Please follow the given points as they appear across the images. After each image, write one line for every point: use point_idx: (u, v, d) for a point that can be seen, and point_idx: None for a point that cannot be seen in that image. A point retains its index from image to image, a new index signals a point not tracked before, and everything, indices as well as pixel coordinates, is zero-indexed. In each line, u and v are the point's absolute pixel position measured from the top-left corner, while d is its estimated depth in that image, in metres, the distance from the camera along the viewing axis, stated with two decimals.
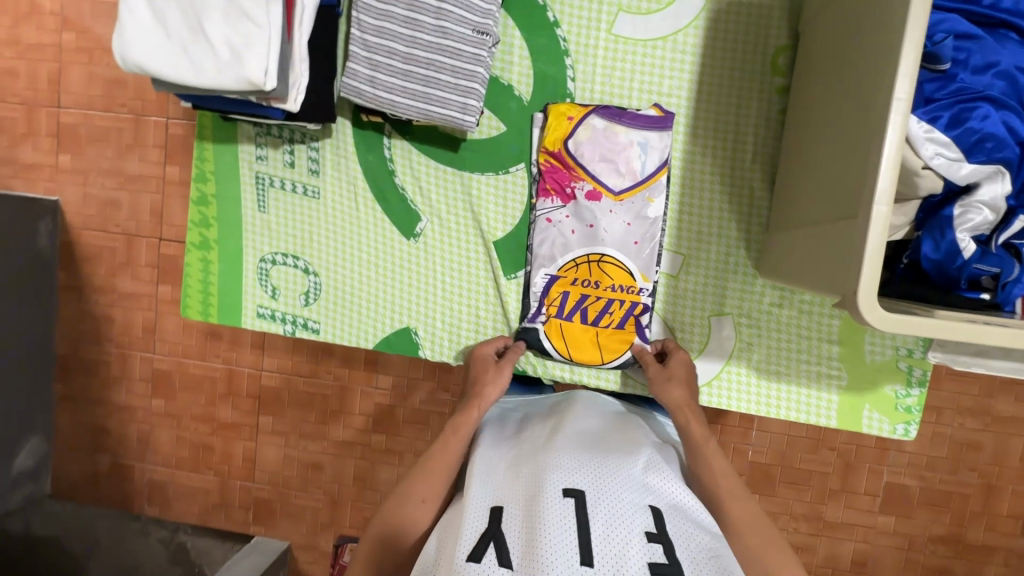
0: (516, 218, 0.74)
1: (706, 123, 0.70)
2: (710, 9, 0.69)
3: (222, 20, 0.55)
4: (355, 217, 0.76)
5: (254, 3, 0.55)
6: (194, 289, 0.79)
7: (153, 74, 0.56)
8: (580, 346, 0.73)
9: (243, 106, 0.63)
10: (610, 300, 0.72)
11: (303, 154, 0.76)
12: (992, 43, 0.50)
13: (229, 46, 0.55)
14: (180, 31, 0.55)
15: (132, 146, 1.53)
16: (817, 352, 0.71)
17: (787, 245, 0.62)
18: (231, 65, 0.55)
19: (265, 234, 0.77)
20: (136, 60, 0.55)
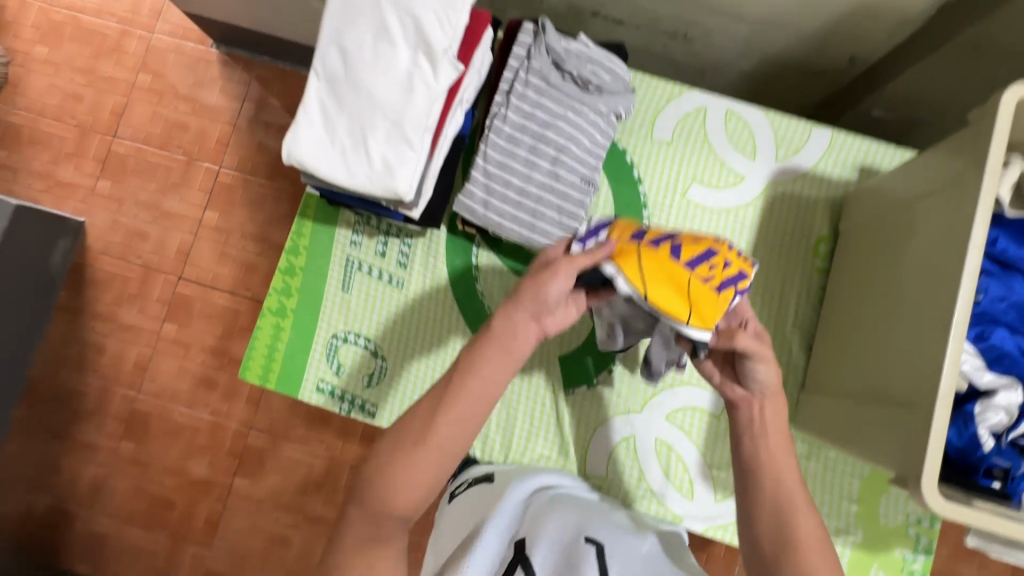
0: (580, 339, 0.81)
1: (756, 287, 0.82)
2: (766, 197, 0.83)
3: (383, 137, 0.63)
4: (432, 313, 0.81)
5: (415, 129, 0.63)
6: (258, 354, 0.81)
7: (308, 170, 0.64)
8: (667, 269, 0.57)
9: (370, 204, 0.71)
10: (709, 250, 0.59)
11: (396, 247, 0.82)
12: (1007, 280, 0.62)
13: (384, 160, 0.63)
14: (344, 140, 0.63)
15: (176, 185, 1.55)
16: (838, 507, 0.78)
17: (827, 409, 0.70)
18: (382, 177, 0.63)
19: (343, 313, 0.81)
20: (299, 157, 0.63)
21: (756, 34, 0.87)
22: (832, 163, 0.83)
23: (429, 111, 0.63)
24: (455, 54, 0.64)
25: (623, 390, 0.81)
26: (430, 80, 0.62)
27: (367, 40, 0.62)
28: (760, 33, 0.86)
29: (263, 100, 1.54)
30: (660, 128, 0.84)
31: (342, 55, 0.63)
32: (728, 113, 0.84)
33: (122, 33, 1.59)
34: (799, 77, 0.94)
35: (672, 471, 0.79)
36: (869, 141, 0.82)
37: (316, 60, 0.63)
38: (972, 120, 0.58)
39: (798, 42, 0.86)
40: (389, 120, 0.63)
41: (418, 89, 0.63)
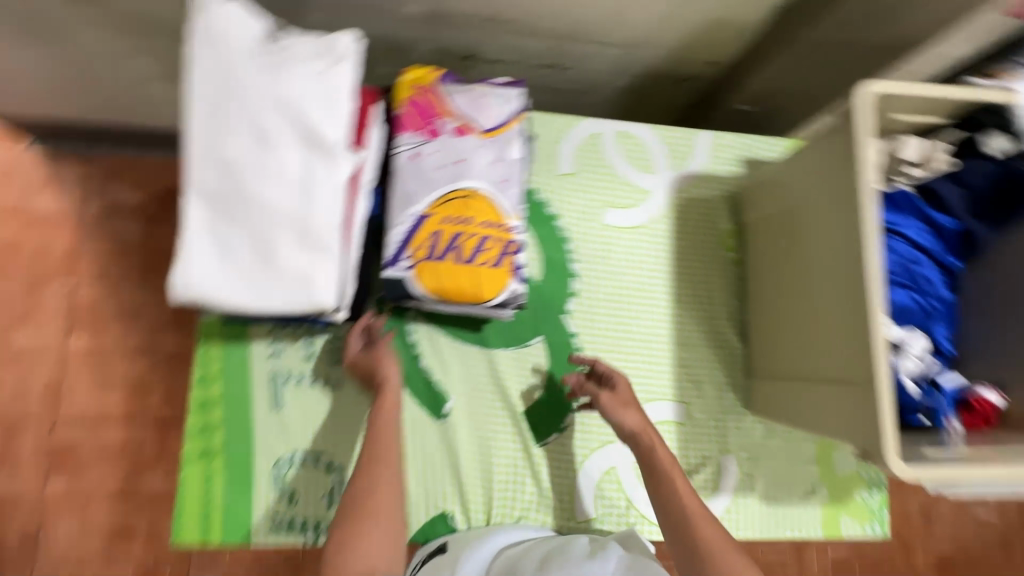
0: (540, 387, 0.80)
1: (687, 291, 0.85)
2: (673, 205, 0.87)
3: (291, 247, 0.56)
4: None
5: (324, 232, 0.57)
6: (191, 508, 0.70)
7: (209, 303, 0.55)
8: (452, 284, 0.68)
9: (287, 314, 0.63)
10: (483, 237, 0.70)
11: (323, 346, 0.75)
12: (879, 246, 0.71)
13: (297, 272, 0.57)
14: (245, 261, 0.56)
15: (23, 317, 1.18)
16: (801, 471, 0.84)
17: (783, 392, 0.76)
18: (301, 291, 0.57)
19: (282, 433, 0.73)
20: (194, 292, 0.54)
21: (624, 56, 0.91)
22: (721, 161, 0.89)
23: (337, 210, 0.58)
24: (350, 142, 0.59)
25: (592, 426, 0.80)
26: (331, 176, 0.57)
27: (244, 143, 0.54)
28: (627, 55, 0.91)
29: (110, 189, 1.22)
30: (562, 162, 0.85)
31: (217, 167, 0.54)
32: (619, 135, 0.87)
33: None
34: (668, 86, 1.00)
35: None
36: (744, 138, 0.89)
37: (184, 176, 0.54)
38: (840, 120, 0.65)
39: (663, 58, 0.91)
40: (294, 227, 0.56)
41: (319, 187, 0.57)
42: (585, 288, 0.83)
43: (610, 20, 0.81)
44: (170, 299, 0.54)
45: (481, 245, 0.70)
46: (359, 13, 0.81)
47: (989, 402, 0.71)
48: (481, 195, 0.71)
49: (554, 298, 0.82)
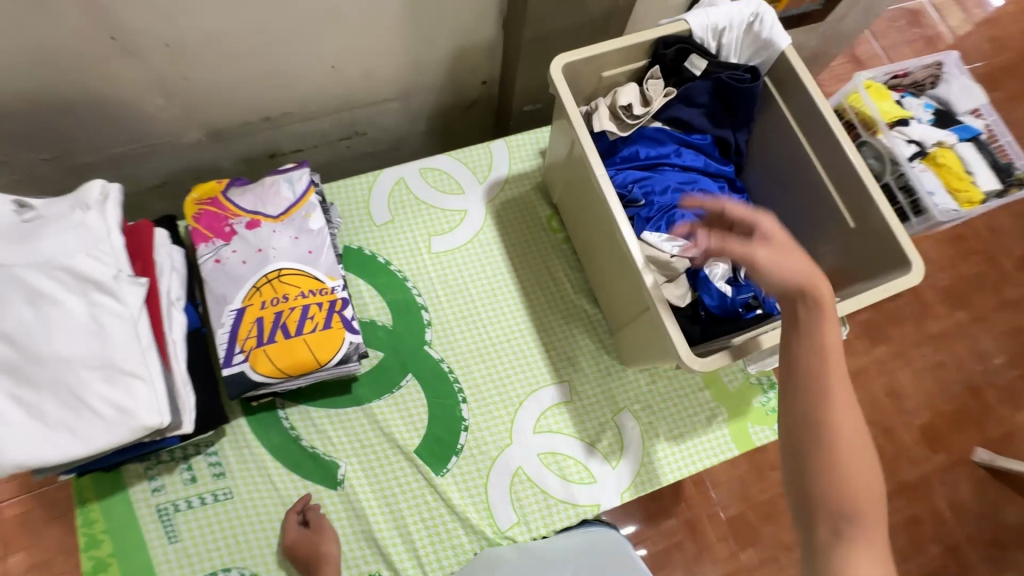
0: (424, 420, 0.82)
1: (531, 282, 0.91)
2: (492, 212, 0.94)
3: (101, 386, 0.59)
4: (277, 497, 0.76)
5: (130, 360, 0.61)
6: None
7: (34, 466, 0.57)
8: (288, 359, 0.71)
9: (134, 448, 0.65)
10: (305, 307, 0.74)
11: (203, 463, 0.76)
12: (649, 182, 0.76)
13: (115, 406, 0.59)
14: (60, 414, 0.58)
15: None
16: (697, 400, 0.87)
17: (633, 337, 0.81)
18: (123, 422, 0.59)
19: (185, 563, 0.73)
20: (15, 461, 0.56)
21: (407, 104, 1.00)
22: (520, 161, 0.97)
23: (136, 335, 0.62)
24: (131, 272, 0.63)
25: (486, 437, 0.82)
26: (118, 308, 0.61)
27: (22, 310, 0.58)
28: (408, 102, 1.00)
29: None
30: (378, 214, 0.91)
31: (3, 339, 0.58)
32: (422, 171, 0.95)
33: None
34: (462, 114, 1.10)
35: (567, 472, 0.82)
36: (534, 133, 0.98)
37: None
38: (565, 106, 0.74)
39: (438, 95, 1.01)
40: (98, 366, 0.60)
41: (109, 321, 0.61)
42: (437, 314, 0.88)
43: (366, 83, 0.91)
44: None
45: (305, 314, 0.73)
46: (150, 159, 0.89)
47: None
48: (292, 271, 0.75)
49: (412, 335, 0.86)
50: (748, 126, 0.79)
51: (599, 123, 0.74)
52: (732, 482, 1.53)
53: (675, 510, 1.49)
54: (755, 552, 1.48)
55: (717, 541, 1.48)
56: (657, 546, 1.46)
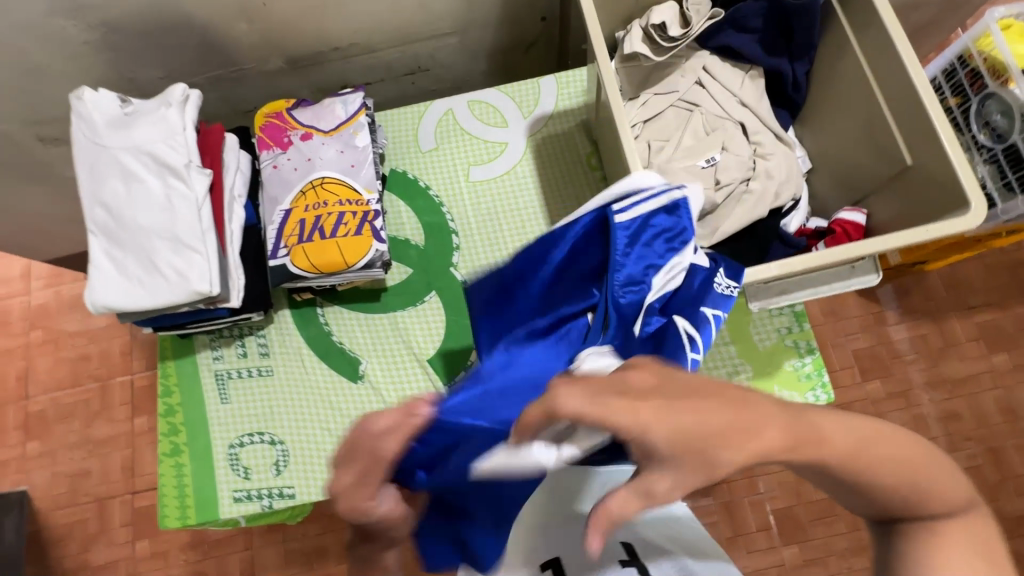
0: (441, 334, 0.87)
1: (560, 217, 0.91)
2: (531, 147, 0.95)
3: (169, 253, 0.72)
4: (307, 381, 0.87)
5: (192, 236, 0.72)
6: (170, 497, 0.83)
7: (118, 309, 0.71)
8: (321, 257, 0.80)
9: (194, 313, 0.78)
10: (341, 213, 0.82)
11: (253, 343, 0.89)
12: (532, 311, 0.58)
13: (178, 271, 0.72)
14: (138, 272, 0.72)
15: (99, 412, 1.62)
16: (719, 354, 0.82)
17: None
18: (181, 285, 0.71)
19: (231, 422, 0.86)
20: (104, 302, 0.71)
21: (466, 40, 1.03)
22: (567, 97, 0.96)
23: (198, 217, 0.73)
24: (199, 164, 0.75)
25: None
26: (186, 191, 0.73)
27: (117, 185, 0.72)
28: (466, 38, 1.03)
29: None
30: (424, 141, 0.97)
31: (102, 207, 0.72)
32: (470, 103, 0.97)
33: (4, 309, 1.71)
34: (523, 55, 1.11)
35: None
36: (585, 70, 0.96)
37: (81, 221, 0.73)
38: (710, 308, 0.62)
39: (497, 32, 1.02)
40: (167, 237, 0.72)
41: (178, 202, 0.73)
42: (466, 240, 0.92)
43: (425, 16, 0.95)
44: (91, 311, 0.72)
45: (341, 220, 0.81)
46: (241, 83, 1.02)
47: (856, 222, 0.69)
48: (333, 180, 0.83)
49: (440, 256, 0.91)
50: (809, 56, 0.73)
51: (630, 45, 0.71)
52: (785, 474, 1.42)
53: (714, 491, 1.42)
54: (801, 551, 1.37)
55: (758, 531, 1.39)
56: None
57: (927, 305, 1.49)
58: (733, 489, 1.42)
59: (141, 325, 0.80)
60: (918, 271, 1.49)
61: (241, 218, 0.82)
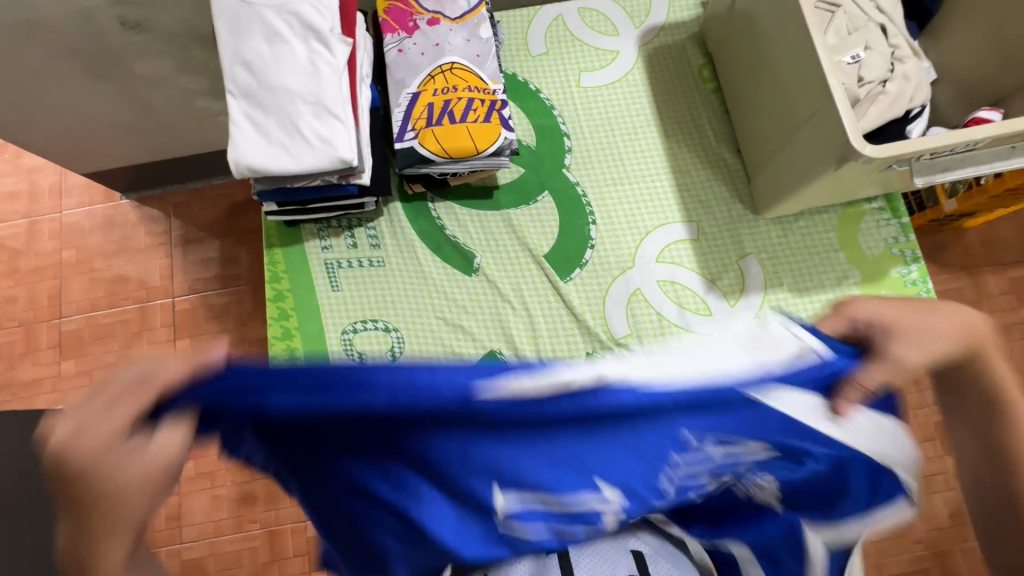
0: (555, 231, 0.88)
1: (673, 124, 0.92)
2: (643, 55, 0.95)
3: (313, 119, 0.71)
4: (420, 272, 0.87)
5: (336, 103, 0.71)
6: None
7: (259, 172, 0.70)
8: (451, 141, 0.80)
9: (324, 188, 0.78)
10: (470, 100, 0.81)
11: (363, 234, 0.88)
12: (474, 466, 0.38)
13: (322, 138, 0.71)
14: (280, 135, 0.70)
15: (139, 333, 1.58)
16: (829, 260, 0.85)
17: (775, 175, 0.82)
18: (325, 151, 0.70)
19: (343, 309, 0.86)
20: (247, 162, 0.69)
21: None
22: (679, 8, 0.96)
23: (341, 85, 0.72)
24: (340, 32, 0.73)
25: (612, 256, 0.87)
26: (331, 57, 0.72)
27: (259, 45, 0.70)
28: None
29: (185, 221, 1.64)
30: (534, 44, 0.96)
31: (242, 66, 0.70)
32: (581, 9, 0.97)
33: (35, 228, 1.66)
34: None
35: (684, 301, 0.85)
36: None
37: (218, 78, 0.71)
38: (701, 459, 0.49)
39: None
40: (312, 102, 0.71)
41: (320, 69, 0.71)
42: (579, 143, 0.92)
43: None
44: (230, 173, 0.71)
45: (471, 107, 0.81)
46: None
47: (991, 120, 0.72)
48: (462, 65, 0.82)
49: (552, 157, 0.92)
50: None
51: None
52: None
53: None
54: None
55: None
56: None
57: (963, 260, 1.55)
58: None
59: (264, 200, 0.79)
60: (957, 228, 1.56)
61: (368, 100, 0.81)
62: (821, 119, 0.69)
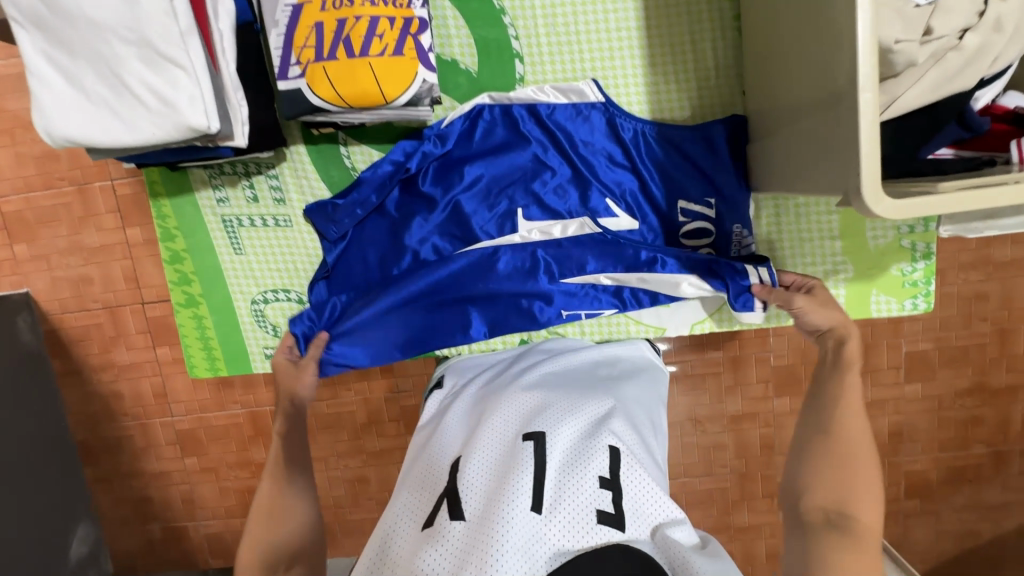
0: (504, 186, 1.06)
1: (659, 33, 1.02)
2: None
3: (159, 87, 0.79)
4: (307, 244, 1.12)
5: (178, 63, 0.78)
6: (194, 335, 1.19)
7: (128, 145, 0.82)
8: (346, 87, 0.82)
9: (201, 148, 0.89)
10: (373, 24, 0.81)
11: (262, 189, 1.09)
12: (447, 282, 1.08)
13: (173, 106, 0.79)
14: (138, 111, 0.80)
15: (85, 217, 1.48)
16: (826, 248, 1.09)
17: (773, 140, 0.93)
18: (183, 122, 0.80)
19: (245, 276, 1.15)
20: (114, 142, 0.81)
21: None
22: None
23: (177, 38, 0.78)
24: (191, 17, 0.79)
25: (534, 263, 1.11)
26: (157, 15, 0.76)
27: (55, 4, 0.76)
28: None
29: None
30: None
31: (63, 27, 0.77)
32: None
33: None
34: None
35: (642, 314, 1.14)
36: None
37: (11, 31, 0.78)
38: (575, 432, 0.83)
39: None
40: (154, 71, 0.79)
41: (158, 58, 0.79)
42: (527, 43, 1.03)
43: None
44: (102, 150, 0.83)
45: (379, 33, 0.81)
46: None
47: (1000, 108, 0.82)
48: None
49: (493, 75, 1.04)
50: None
51: None
52: (798, 335, 1.44)
53: (725, 344, 1.46)
54: (791, 401, 1.48)
55: (757, 382, 1.47)
56: (694, 369, 1.48)
57: None
58: (743, 344, 1.46)
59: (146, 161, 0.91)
60: None
61: (242, 119, 0.88)
62: (837, 112, 0.72)
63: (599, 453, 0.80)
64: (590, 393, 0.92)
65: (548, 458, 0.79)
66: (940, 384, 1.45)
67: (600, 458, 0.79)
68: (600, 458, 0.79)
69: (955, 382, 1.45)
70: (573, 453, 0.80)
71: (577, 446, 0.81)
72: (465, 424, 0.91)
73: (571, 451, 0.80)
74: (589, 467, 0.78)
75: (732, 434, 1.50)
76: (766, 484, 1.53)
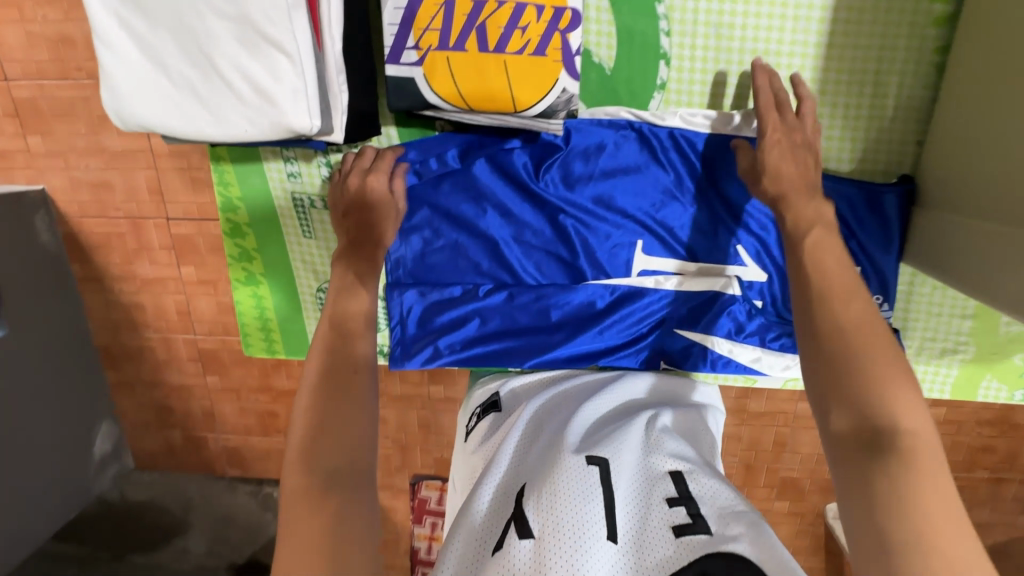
0: (637, 209, 1.14)
1: (842, 77, 1.11)
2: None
3: (268, 90, 0.90)
4: None
5: (288, 70, 0.89)
6: (254, 313, 1.33)
7: (237, 139, 0.94)
8: (468, 90, 0.97)
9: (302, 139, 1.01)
10: (514, 34, 0.94)
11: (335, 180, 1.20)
12: (563, 299, 1.17)
13: (280, 109, 0.91)
14: (246, 109, 0.92)
15: (105, 117, 1.35)
16: (956, 327, 1.24)
17: (962, 218, 1.02)
18: (290, 123, 0.91)
19: (307, 265, 1.29)
20: (224, 137, 0.94)
21: None
22: None
23: (290, 47, 0.88)
24: (306, 23, 0.88)
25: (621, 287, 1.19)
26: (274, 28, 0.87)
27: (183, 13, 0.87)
28: None
29: None
30: None
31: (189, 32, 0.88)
32: None
33: None
34: None
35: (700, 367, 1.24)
36: None
37: (112, 19, 0.88)
38: (633, 457, 0.89)
39: None
40: (264, 74, 0.89)
41: (267, 45, 0.88)
42: (676, 50, 1.10)
43: None
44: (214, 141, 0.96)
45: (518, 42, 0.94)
46: None
47: None
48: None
49: (638, 80, 1.12)
50: None
51: None
52: None
53: None
54: None
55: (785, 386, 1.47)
56: None
57: None
58: None
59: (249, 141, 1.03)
60: None
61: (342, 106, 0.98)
62: None
63: (662, 479, 0.85)
64: (641, 422, 0.97)
65: (614, 483, 0.82)
66: (964, 413, 1.46)
67: (664, 483, 0.84)
68: (662, 483, 0.84)
69: (980, 413, 1.45)
70: (635, 481, 0.85)
71: (639, 472, 0.86)
72: (520, 452, 0.93)
73: (636, 478, 0.85)
74: (653, 492, 0.82)
75: (748, 428, 1.53)
76: (769, 476, 1.58)
